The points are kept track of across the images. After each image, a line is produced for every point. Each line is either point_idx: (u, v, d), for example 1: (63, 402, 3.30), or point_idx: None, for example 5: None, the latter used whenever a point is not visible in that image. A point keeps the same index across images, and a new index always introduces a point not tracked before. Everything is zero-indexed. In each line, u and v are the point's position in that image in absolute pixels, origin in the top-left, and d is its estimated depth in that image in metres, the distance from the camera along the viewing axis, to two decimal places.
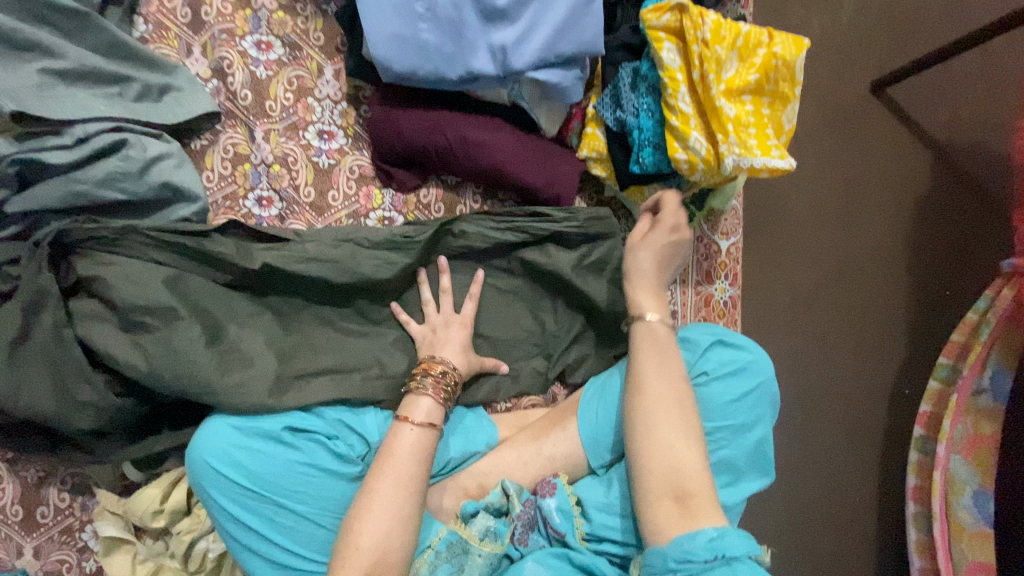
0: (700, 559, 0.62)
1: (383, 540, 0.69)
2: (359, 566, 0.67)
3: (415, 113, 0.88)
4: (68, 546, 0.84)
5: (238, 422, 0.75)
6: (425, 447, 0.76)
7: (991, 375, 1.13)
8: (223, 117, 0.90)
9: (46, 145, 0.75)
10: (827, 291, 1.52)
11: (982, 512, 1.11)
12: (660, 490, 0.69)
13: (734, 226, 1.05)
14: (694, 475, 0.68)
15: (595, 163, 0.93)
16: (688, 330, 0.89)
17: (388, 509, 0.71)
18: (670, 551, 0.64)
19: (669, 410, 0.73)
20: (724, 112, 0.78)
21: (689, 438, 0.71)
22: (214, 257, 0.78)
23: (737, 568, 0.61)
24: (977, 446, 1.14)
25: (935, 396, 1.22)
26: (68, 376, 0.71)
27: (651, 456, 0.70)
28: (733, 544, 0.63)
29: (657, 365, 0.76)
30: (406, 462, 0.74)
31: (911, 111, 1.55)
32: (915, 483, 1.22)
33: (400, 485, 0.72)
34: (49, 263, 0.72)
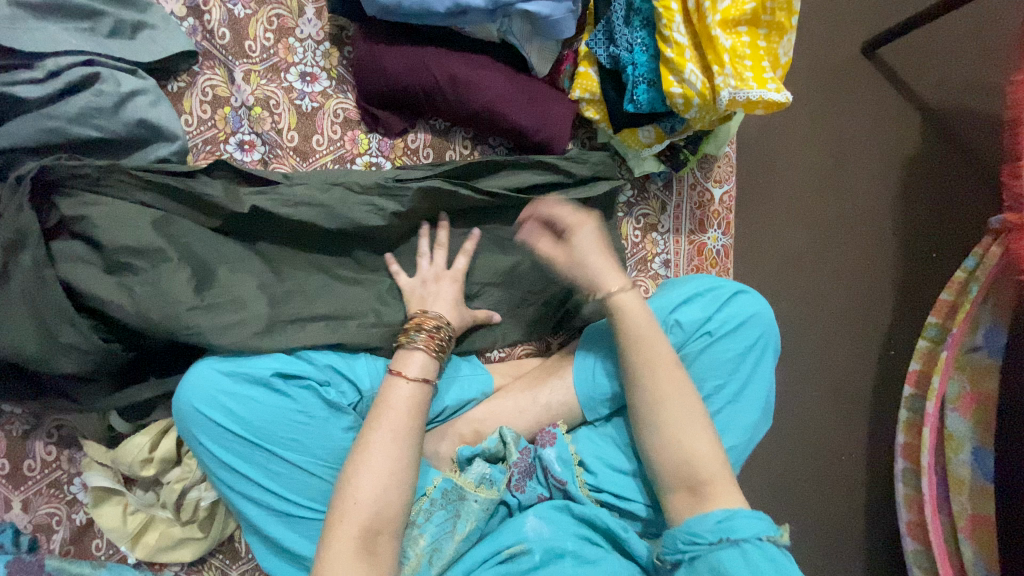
0: (706, 541, 0.63)
1: (382, 495, 0.67)
2: (357, 521, 0.66)
3: (402, 51, 0.85)
4: (57, 499, 0.82)
5: (226, 368, 0.72)
6: (422, 402, 0.74)
7: (985, 333, 1.15)
8: (201, 58, 0.86)
9: (17, 79, 0.72)
10: (817, 250, 1.52)
11: (981, 467, 1.11)
12: (675, 483, 0.69)
13: (727, 173, 1.04)
14: (707, 463, 0.68)
15: (588, 104, 0.91)
16: (695, 284, 0.85)
17: (388, 463, 0.68)
18: (679, 533, 0.65)
19: (673, 403, 0.72)
20: (720, 43, 0.77)
21: (698, 430, 0.70)
22: (197, 197, 0.75)
23: (745, 549, 0.61)
24: (974, 403, 1.14)
25: (924, 355, 1.24)
26: (49, 319, 0.68)
27: (665, 456, 0.70)
28: (742, 526, 0.62)
29: (645, 356, 0.73)
30: (403, 413, 0.72)
31: (903, 69, 1.54)
32: (904, 440, 1.23)
33: (400, 440, 0.70)
34: (31, 203, 0.70)
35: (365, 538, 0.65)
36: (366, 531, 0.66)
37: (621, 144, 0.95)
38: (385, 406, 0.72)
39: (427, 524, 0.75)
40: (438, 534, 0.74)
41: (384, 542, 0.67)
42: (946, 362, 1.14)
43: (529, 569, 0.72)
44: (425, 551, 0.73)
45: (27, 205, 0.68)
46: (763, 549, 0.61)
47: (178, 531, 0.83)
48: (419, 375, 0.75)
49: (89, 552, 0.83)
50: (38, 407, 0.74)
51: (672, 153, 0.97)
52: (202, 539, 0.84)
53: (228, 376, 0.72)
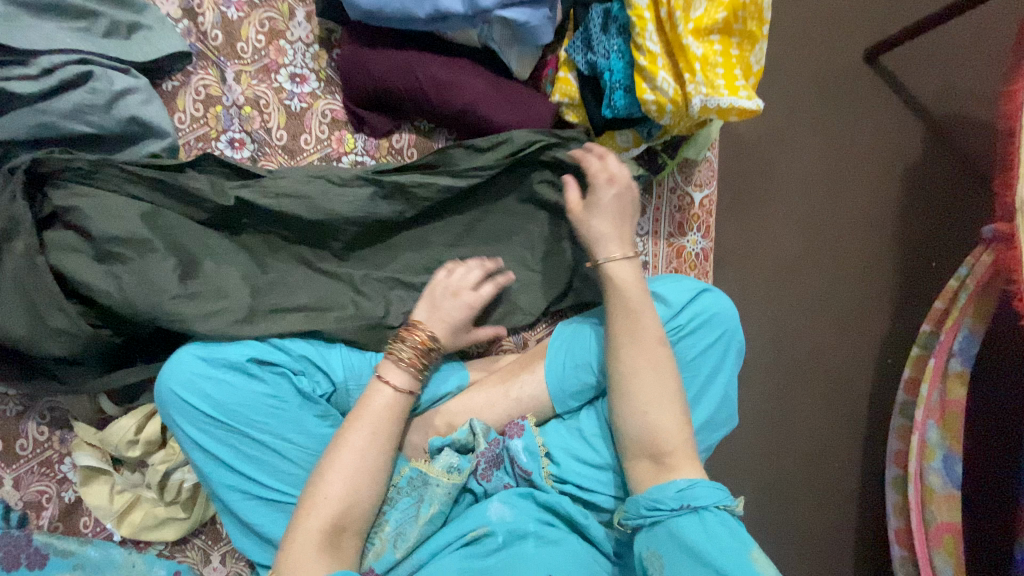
0: (667, 507, 0.66)
1: (351, 491, 0.70)
2: (324, 516, 0.68)
3: (387, 53, 0.88)
4: (48, 477, 0.86)
5: (203, 353, 0.75)
6: (399, 408, 0.76)
7: (962, 342, 1.12)
8: (195, 58, 0.89)
9: (13, 75, 0.76)
10: (808, 257, 1.52)
11: (951, 475, 1.13)
12: (637, 451, 0.73)
13: (708, 178, 1.05)
14: (671, 434, 0.71)
15: (568, 109, 0.93)
16: (665, 285, 0.86)
17: (358, 462, 0.71)
18: (642, 500, 0.68)
19: (652, 375, 0.73)
20: (692, 51, 0.77)
21: (668, 399, 0.73)
22: (186, 190, 0.79)
23: (705, 517, 0.64)
24: (947, 412, 1.14)
25: (917, 362, 1.24)
26: (39, 303, 0.72)
27: (629, 422, 0.74)
28: (699, 495, 0.66)
29: (631, 334, 0.75)
30: (379, 418, 0.74)
31: (899, 78, 1.54)
32: (898, 449, 1.25)
33: (375, 439, 0.73)
34: (24, 192, 0.74)
35: (332, 534, 0.68)
36: (334, 527, 0.68)
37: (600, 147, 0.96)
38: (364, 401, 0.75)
39: (392, 510, 0.78)
40: (402, 520, 0.78)
41: (348, 538, 0.70)
42: (934, 370, 1.14)
43: (494, 550, 0.74)
44: (390, 536, 0.77)
45: (21, 194, 0.72)
46: (721, 517, 0.64)
47: (162, 511, 0.87)
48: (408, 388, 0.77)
49: (77, 529, 0.87)
50: (28, 390, 0.78)
51: (650, 157, 1.02)
52: (184, 520, 0.87)
53: (203, 361, 0.75)
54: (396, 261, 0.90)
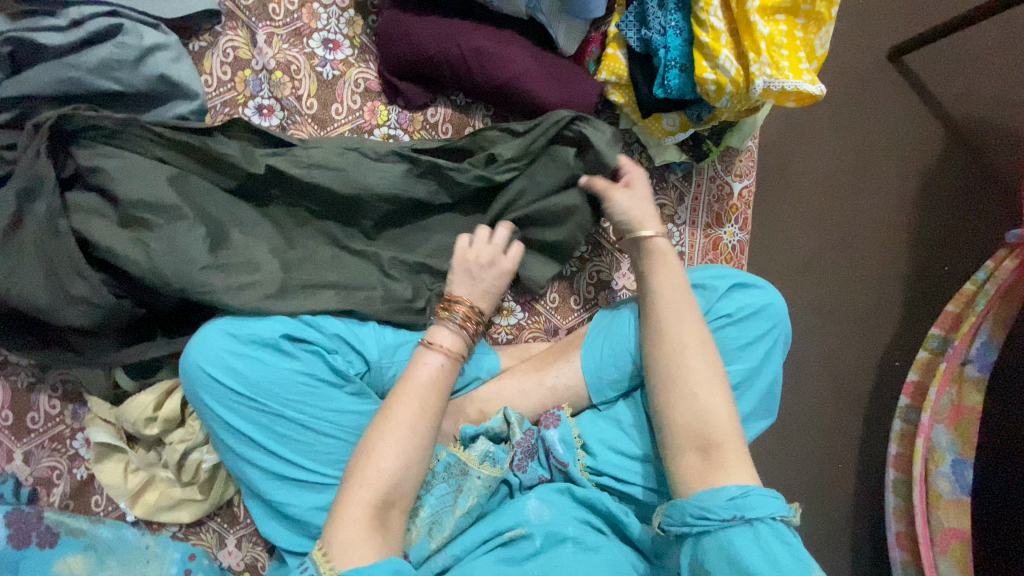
0: (718, 517, 0.61)
1: (399, 468, 0.65)
2: (373, 489, 0.64)
3: (428, 21, 0.84)
4: (59, 453, 0.82)
5: (233, 329, 0.72)
6: (444, 379, 0.72)
7: (979, 347, 1.12)
8: (224, 18, 0.84)
9: (41, 26, 0.71)
10: (827, 256, 1.50)
11: (959, 480, 1.11)
12: (683, 442, 0.68)
13: (749, 168, 1.02)
14: (721, 422, 0.67)
15: (614, 87, 0.89)
16: (708, 273, 0.84)
17: (401, 437, 0.67)
18: (688, 507, 0.63)
19: (694, 355, 0.71)
20: (758, 29, 0.74)
21: (714, 382, 0.69)
22: (216, 157, 0.75)
23: (759, 530, 0.59)
24: (959, 416, 1.13)
25: (923, 365, 1.22)
26: (62, 269, 0.68)
27: (677, 407, 0.69)
28: (755, 505, 0.60)
29: (675, 312, 0.74)
30: (427, 391, 0.70)
31: (927, 78, 1.51)
32: (895, 451, 1.22)
33: (424, 414, 0.69)
34: (49, 150, 0.70)
35: (378, 510, 0.63)
36: (382, 503, 0.64)
37: (644, 131, 0.93)
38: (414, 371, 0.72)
39: (428, 497, 0.77)
40: (438, 507, 0.76)
41: (396, 516, 0.65)
42: (944, 372, 1.13)
43: (531, 554, 0.73)
44: (425, 524, 0.75)
45: (44, 152, 0.69)
46: (778, 531, 0.59)
47: (178, 492, 0.83)
48: (456, 352, 0.75)
49: (89, 508, 0.83)
50: (43, 358, 0.74)
51: (694, 145, 0.97)
52: (201, 502, 0.84)
53: (231, 335, 0.71)
54: (428, 242, 0.87)
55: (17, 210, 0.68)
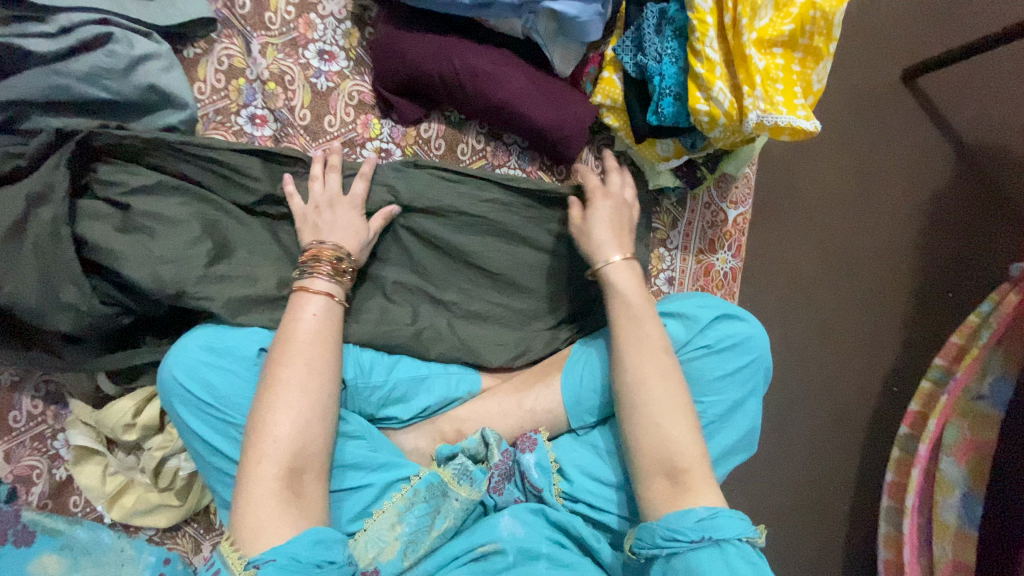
0: (687, 538, 0.61)
1: (300, 432, 0.65)
2: (278, 461, 0.63)
3: (422, 36, 0.83)
4: (39, 452, 0.83)
5: (210, 341, 0.72)
6: (329, 317, 0.72)
7: (992, 383, 1.10)
8: (220, 26, 0.85)
9: (27, 32, 0.70)
10: (825, 279, 1.48)
11: (970, 515, 1.06)
12: (651, 468, 0.68)
13: (744, 195, 1.02)
14: (685, 449, 0.67)
15: (608, 112, 0.88)
16: (683, 303, 0.81)
17: (297, 402, 0.66)
18: (658, 529, 0.63)
19: (663, 382, 0.71)
20: (754, 63, 0.73)
21: (679, 409, 0.69)
22: (239, 173, 0.78)
23: (727, 551, 0.60)
24: (972, 451, 1.10)
25: (925, 396, 1.22)
26: (46, 278, 0.67)
27: (643, 436, 0.69)
28: (721, 526, 0.61)
29: (636, 343, 0.73)
30: (310, 345, 0.69)
31: (937, 102, 1.49)
32: (892, 479, 1.22)
33: (313, 369, 0.68)
34: (72, 165, 0.71)
35: (288, 480, 0.63)
36: (290, 472, 0.63)
37: (638, 155, 0.92)
38: (295, 323, 0.70)
39: (408, 514, 0.75)
40: (417, 526, 0.74)
41: (309, 482, 0.65)
42: (943, 406, 1.13)
43: (502, 569, 0.71)
44: (402, 539, 0.73)
45: (65, 163, 0.69)
46: (744, 552, 0.60)
47: (155, 497, 0.84)
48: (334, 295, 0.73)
49: (66, 508, 0.85)
50: (19, 363, 0.74)
51: (689, 170, 0.95)
52: (178, 507, 0.85)
53: (206, 348, 0.71)
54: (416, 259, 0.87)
55: (24, 212, 0.67)
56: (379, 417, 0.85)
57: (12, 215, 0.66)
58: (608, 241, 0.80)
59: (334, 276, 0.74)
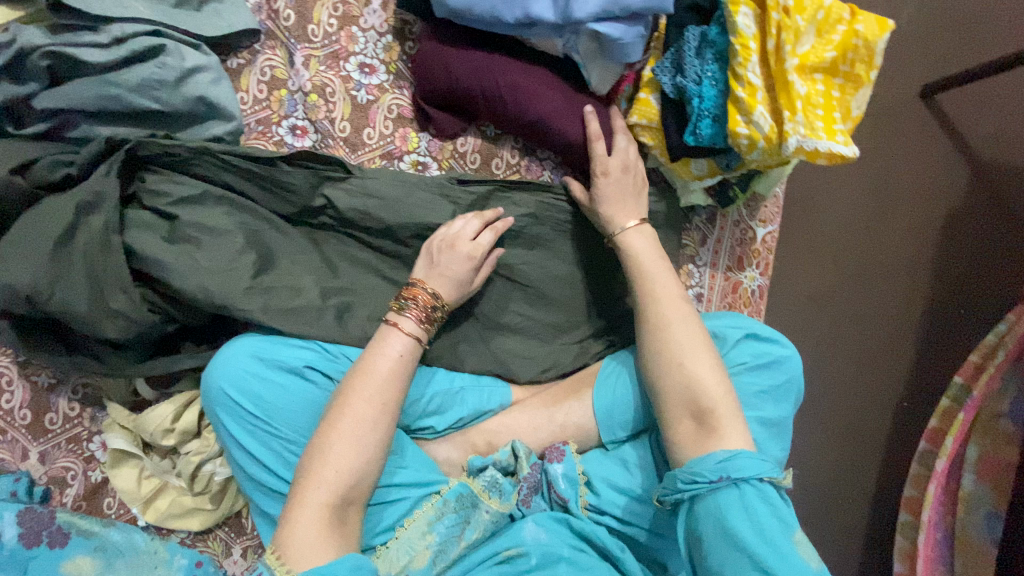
0: (707, 478, 0.64)
1: (360, 467, 0.67)
2: (333, 488, 0.65)
3: (467, 52, 0.84)
4: (74, 454, 0.84)
5: (260, 354, 0.73)
6: (409, 357, 0.74)
7: (1012, 402, 1.10)
8: (264, 37, 0.86)
9: (81, 42, 0.71)
10: (841, 294, 1.48)
11: (992, 530, 1.07)
12: (679, 411, 0.71)
13: (773, 214, 1.03)
14: (710, 390, 0.70)
15: (644, 130, 0.89)
16: (720, 321, 0.85)
17: (361, 437, 0.68)
18: (679, 473, 0.67)
19: (687, 326, 0.76)
20: (795, 89, 0.73)
21: (703, 351, 0.74)
22: (283, 187, 0.79)
23: (745, 491, 0.63)
24: (993, 466, 1.09)
25: (944, 413, 1.20)
26: (97, 287, 0.69)
27: (669, 383, 0.73)
28: (741, 466, 0.64)
29: (650, 294, 0.79)
30: (387, 386, 0.71)
31: (959, 122, 1.49)
32: (909, 494, 1.22)
33: (386, 409, 0.70)
34: (121, 173, 0.72)
35: (337, 507, 0.65)
36: (339, 503, 0.66)
37: (672, 173, 0.93)
38: (377, 360, 0.72)
39: (438, 523, 0.76)
40: (446, 536, 0.76)
41: (353, 514, 0.67)
42: (961, 423, 1.10)
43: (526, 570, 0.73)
44: (432, 548, 0.75)
45: (116, 171, 0.70)
46: (761, 491, 0.63)
47: (188, 501, 0.85)
48: (418, 334, 0.75)
49: (101, 509, 0.85)
50: (63, 365, 0.75)
51: (721, 188, 0.96)
52: (210, 511, 0.86)
53: (255, 358, 0.73)
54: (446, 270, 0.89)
55: (73, 221, 0.68)
56: (415, 428, 0.87)
57: (62, 223, 0.67)
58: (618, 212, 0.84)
59: (421, 319, 0.75)
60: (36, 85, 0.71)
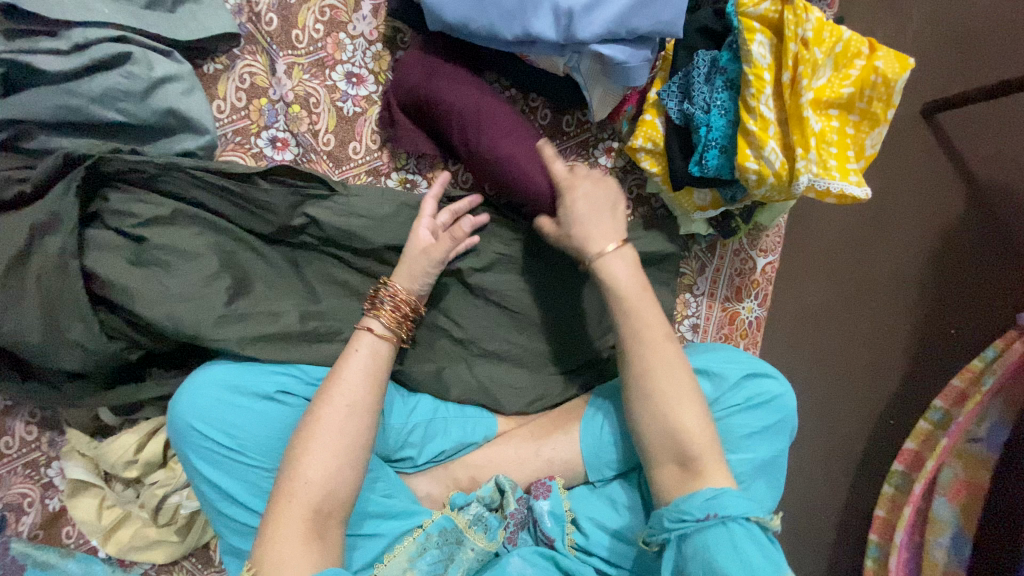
0: (694, 517, 0.61)
1: (331, 477, 0.62)
2: (306, 503, 0.60)
3: (445, 70, 0.78)
4: (32, 480, 0.79)
5: (228, 381, 0.68)
6: (382, 359, 0.70)
7: (989, 427, 1.07)
8: (243, 41, 0.80)
9: (39, 48, 0.66)
10: (836, 313, 1.40)
11: (959, 555, 1.04)
12: (662, 457, 0.67)
13: (774, 244, 0.99)
14: (696, 437, 0.66)
15: (647, 155, 0.83)
16: (712, 357, 0.79)
17: (334, 444, 0.63)
18: (665, 513, 0.64)
19: (671, 369, 0.69)
20: (811, 125, 0.69)
21: (690, 397, 0.67)
22: (259, 205, 0.73)
23: (733, 530, 0.60)
24: (965, 491, 1.07)
25: (922, 436, 1.17)
26: (56, 313, 0.63)
27: (650, 427, 0.68)
28: (729, 505, 0.61)
29: (631, 330, 0.70)
30: (357, 386, 0.67)
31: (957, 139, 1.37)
32: (880, 514, 1.19)
33: (354, 412, 0.66)
34: (82, 191, 0.67)
35: (313, 528, 0.60)
36: (317, 514, 0.60)
37: (673, 201, 0.89)
38: (345, 366, 0.68)
39: (418, 560, 0.71)
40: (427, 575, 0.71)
41: (333, 529, 0.61)
42: (943, 448, 1.07)
43: None
44: None
45: (75, 189, 0.65)
46: (750, 531, 0.60)
47: (153, 533, 0.81)
48: (389, 335, 0.71)
49: (59, 539, 0.80)
50: (16, 392, 0.70)
51: (723, 220, 0.93)
52: (176, 543, 0.81)
53: (227, 389, 0.67)
54: None
55: (28, 242, 0.63)
56: (395, 458, 0.81)
57: (14, 245, 0.62)
58: (596, 234, 0.73)
59: (391, 322, 0.71)
60: None
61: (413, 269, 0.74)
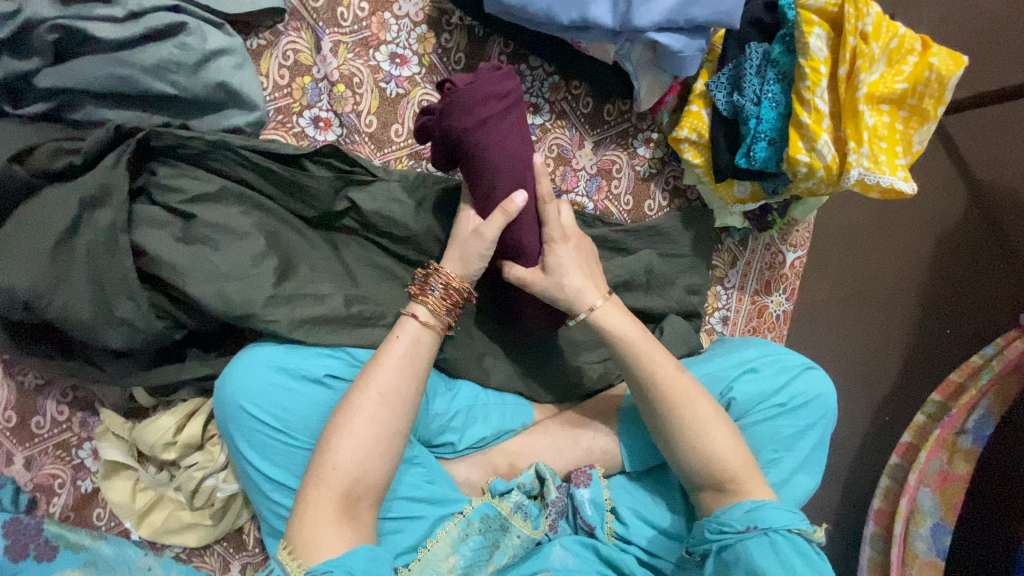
0: (733, 529, 0.63)
1: (362, 458, 0.61)
2: (334, 486, 0.59)
3: (501, 83, 0.68)
4: (62, 461, 0.77)
5: (280, 364, 0.67)
6: (421, 347, 0.66)
7: (975, 420, 1.06)
8: (288, 17, 0.77)
9: (93, 15, 0.64)
10: (838, 310, 1.40)
11: (938, 545, 1.04)
12: (701, 482, 0.68)
13: (804, 239, 1.00)
14: (732, 464, 0.67)
15: (690, 146, 0.83)
16: (756, 358, 0.81)
17: (371, 430, 0.62)
18: (707, 523, 0.66)
19: (698, 399, 0.69)
20: (864, 119, 0.72)
21: (719, 419, 0.69)
22: (307, 190, 0.73)
23: (775, 540, 0.61)
24: (947, 482, 1.07)
25: (918, 429, 1.17)
26: (105, 288, 0.62)
27: (687, 458, 0.68)
28: (770, 516, 0.62)
29: (644, 368, 0.69)
30: (392, 374, 0.64)
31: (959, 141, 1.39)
32: (878, 506, 1.17)
33: (387, 400, 0.63)
34: (131, 164, 0.66)
35: (346, 503, 0.60)
36: (347, 498, 0.60)
37: (712, 193, 0.90)
38: (384, 353, 0.65)
39: (463, 546, 0.72)
40: (473, 560, 0.71)
41: (365, 508, 0.61)
42: (936, 439, 1.09)
43: None
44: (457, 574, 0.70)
45: (125, 161, 0.64)
46: (794, 542, 0.60)
47: (187, 516, 0.80)
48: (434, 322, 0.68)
49: (89, 521, 0.78)
50: (57, 370, 0.68)
51: (761, 214, 0.94)
52: (211, 527, 0.80)
53: (278, 370, 0.67)
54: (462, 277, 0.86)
55: (77, 216, 0.61)
56: (436, 443, 0.81)
57: (63, 219, 0.60)
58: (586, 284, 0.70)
59: (435, 309, 0.67)
60: (38, 60, 0.63)
61: (461, 250, 0.69)
